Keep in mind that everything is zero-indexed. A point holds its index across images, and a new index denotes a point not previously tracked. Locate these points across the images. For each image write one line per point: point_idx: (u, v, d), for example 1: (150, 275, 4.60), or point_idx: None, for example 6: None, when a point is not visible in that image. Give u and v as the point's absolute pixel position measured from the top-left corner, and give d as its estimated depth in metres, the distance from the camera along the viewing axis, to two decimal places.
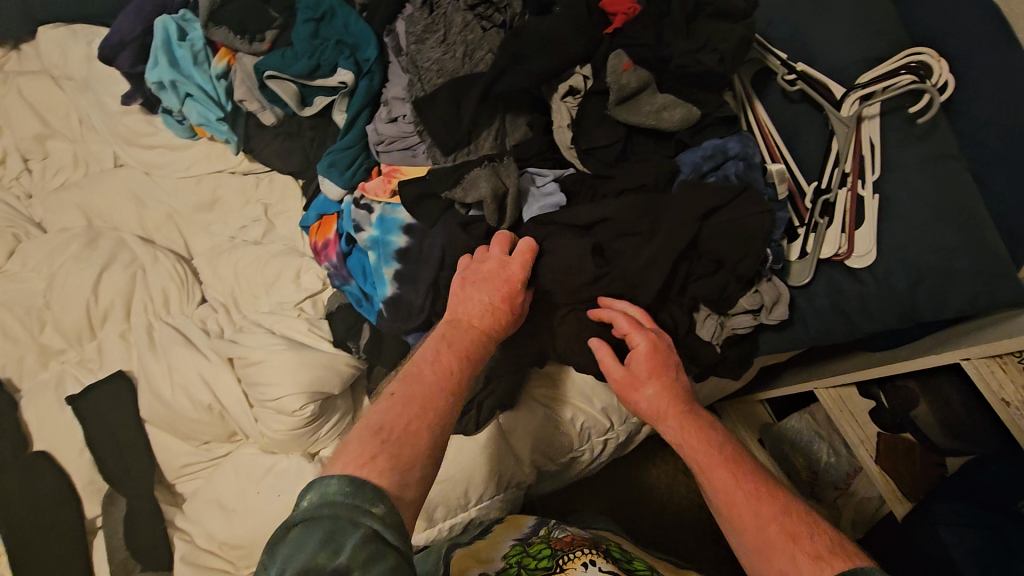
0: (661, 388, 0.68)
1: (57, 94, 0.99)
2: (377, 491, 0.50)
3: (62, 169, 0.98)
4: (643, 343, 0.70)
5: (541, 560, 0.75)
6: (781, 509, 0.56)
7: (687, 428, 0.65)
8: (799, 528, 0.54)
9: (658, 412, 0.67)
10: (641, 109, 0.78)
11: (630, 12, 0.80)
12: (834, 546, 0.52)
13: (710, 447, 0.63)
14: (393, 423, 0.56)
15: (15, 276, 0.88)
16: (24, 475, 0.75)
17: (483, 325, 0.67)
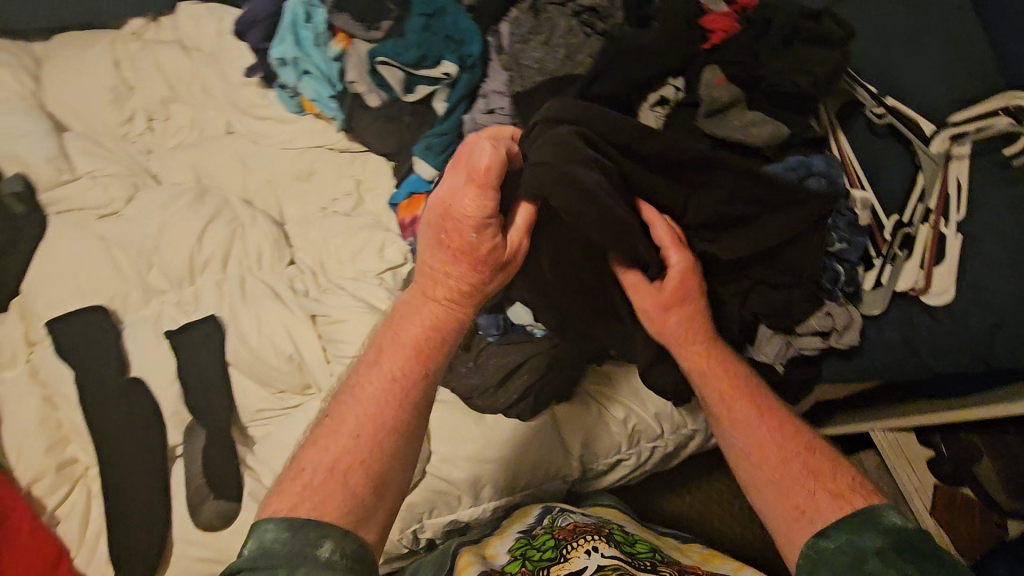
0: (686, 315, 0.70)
1: (185, 61, 1.08)
2: (319, 528, 0.54)
3: (179, 129, 1.07)
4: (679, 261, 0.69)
5: (544, 552, 0.82)
6: (801, 445, 0.64)
7: (707, 360, 0.71)
8: (823, 469, 0.62)
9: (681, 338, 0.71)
10: (728, 124, 0.80)
11: (729, 31, 0.83)
12: (853, 486, 0.60)
13: (735, 384, 0.69)
14: (323, 466, 0.58)
15: (131, 220, 0.96)
16: (119, 398, 0.81)
17: (444, 306, 0.64)
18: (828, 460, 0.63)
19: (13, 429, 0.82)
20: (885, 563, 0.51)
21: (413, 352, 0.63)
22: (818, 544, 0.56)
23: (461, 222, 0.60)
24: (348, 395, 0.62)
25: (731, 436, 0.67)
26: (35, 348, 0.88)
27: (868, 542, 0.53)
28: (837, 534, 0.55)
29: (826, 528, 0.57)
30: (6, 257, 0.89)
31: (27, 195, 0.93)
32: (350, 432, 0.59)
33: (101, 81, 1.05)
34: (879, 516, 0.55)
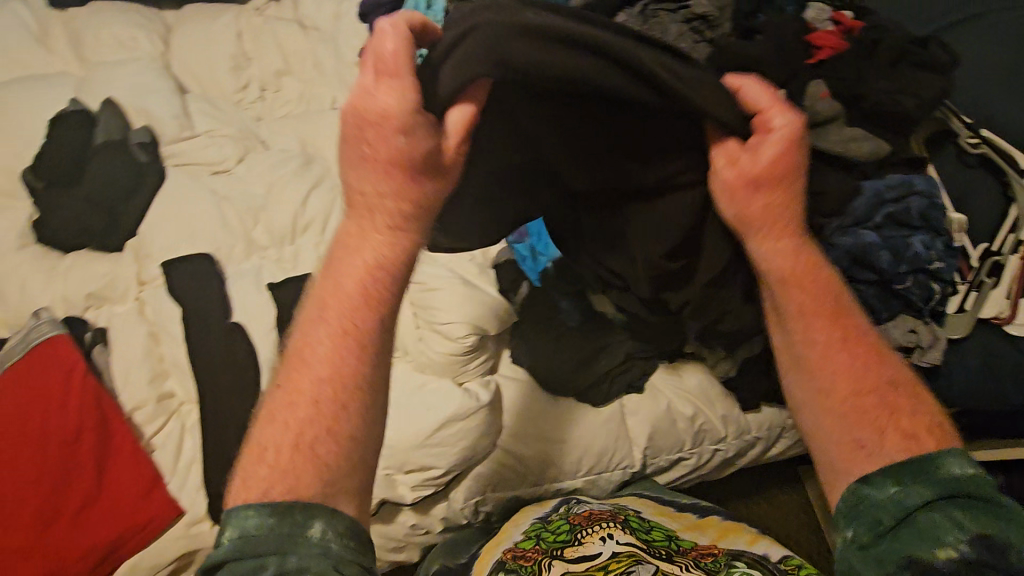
0: (774, 197, 0.57)
1: (302, 39, 1.16)
2: (307, 509, 0.49)
3: (289, 101, 1.14)
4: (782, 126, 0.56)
5: (558, 534, 0.80)
6: (885, 381, 0.57)
7: (793, 256, 0.59)
8: (900, 403, 0.56)
9: (769, 224, 0.58)
10: (830, 137, 0.82)
11: (837, 48, 0.84)
12: (929, 428, 0.55)
13: (819, 298, 0.59)
14: (287, 444, 0.50)
15: (240, 179, 1.02)
16: (222, 339, 0.87)
17: (385, 234, 0.54)
18: (905, 396, 0.57)
19: (120, 358, 0.87)
20: (935, 516, 0.50)
21: (355, 295, 0.53)
22: (861, 491, 0.54)
23: (382, 126, 0.51)
24: (299, 359, 0.53)
25: (807, 367, 0.58)
26: (144, 287, 0.94)
27: (919, 497, 0.51)
28: (890, 486, 0.53)
29: (869, 472, 0.54)
30: (130, 201, 0.96)
31: (151, 146, 1.00)
32: (311, 401, 0.51)
33: (224, 50, 1.12)
34: (936, 465, 0.53)
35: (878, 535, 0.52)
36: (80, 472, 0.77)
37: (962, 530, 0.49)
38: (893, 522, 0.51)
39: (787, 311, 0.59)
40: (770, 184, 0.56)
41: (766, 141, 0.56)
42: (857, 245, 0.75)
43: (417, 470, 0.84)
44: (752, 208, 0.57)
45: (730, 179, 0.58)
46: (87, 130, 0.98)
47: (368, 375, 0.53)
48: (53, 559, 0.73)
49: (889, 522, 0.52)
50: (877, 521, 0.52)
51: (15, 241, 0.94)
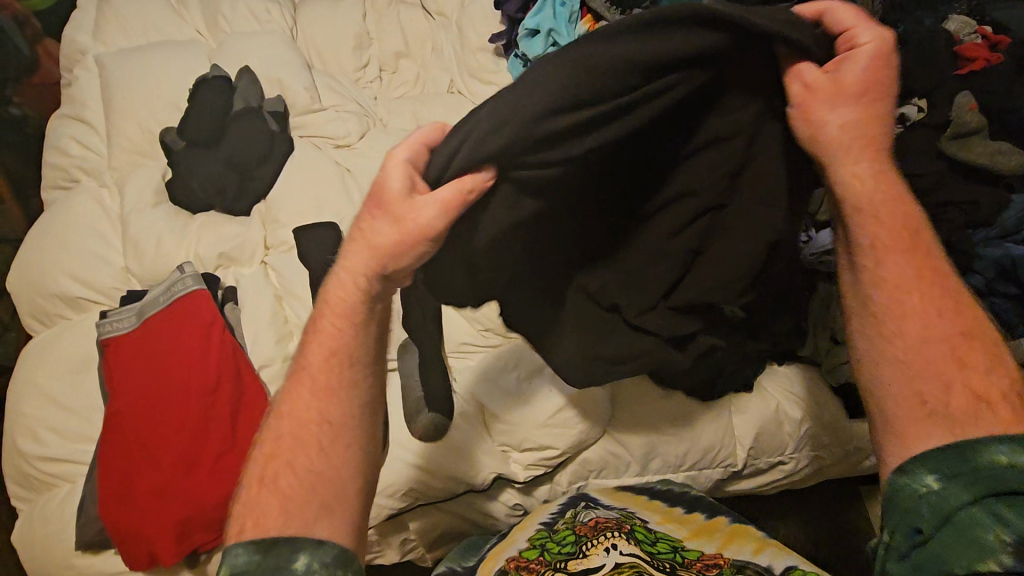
0: (861, 119, 0.49)
1: (424, 23, 1.19)
2: (292, 540, 0.47)
3: (406, 82, 1.15)
4: (869, 45, 0.47)
5: (563, 546, 0.75)
6: (958, 330, 0.49)
7: (883, 191, 0.51)
8: (967, 352, 0.48)
9: (849, 152, 0.50)
10: (973, 150, 0.82)
11: (989, 61, 0.85)
12: (1002, 386, 0.46)
13: (900, 234, 0.51)
14: (258, 470, 0.51)
15: (362, 153, 1.04)
16: None
17: (351, 277, 0.53)
18: (976, 359, 0.48)
19: (249, 318, 0.89)
20: (979, 510, 0.42)
21: (336, 325, 0.53)
22: (901, 482, 0.46)
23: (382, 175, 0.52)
24: (291, 400, 0.53)
25: (881, 313, 0.51)
26: (270, 252, 0.96)
27: (963, 487, 0.43)
28: (925, 476, 0.45)
29: (912, 454, 0.47)
30: (259, 167, 0.99)
31: (281, 116, 1.03)
32: (295, 429, 0.51)
33: (349, 28, 1.15)
34: (981, 453, 0.44)
35: (911, 530, 0.44)
36: (216, 424, 0.79)
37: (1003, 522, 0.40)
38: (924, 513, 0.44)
39: (857, 248, 0.52)
40: (858, 105, 0.48)
41: (854, 56, 0.48)
42: (1006, 257, 0.77)
43: (533, 450, 0.86)
44: (831, 136, 0.50)
45: (808, 104, 0.49)
46: (224, 96, 1.02)
47: (338, 414, 0.52)
48: (190, 503, 0.75)
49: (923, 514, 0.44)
50: (908, 511, 0.45)
51: (150, 197, 0.97)
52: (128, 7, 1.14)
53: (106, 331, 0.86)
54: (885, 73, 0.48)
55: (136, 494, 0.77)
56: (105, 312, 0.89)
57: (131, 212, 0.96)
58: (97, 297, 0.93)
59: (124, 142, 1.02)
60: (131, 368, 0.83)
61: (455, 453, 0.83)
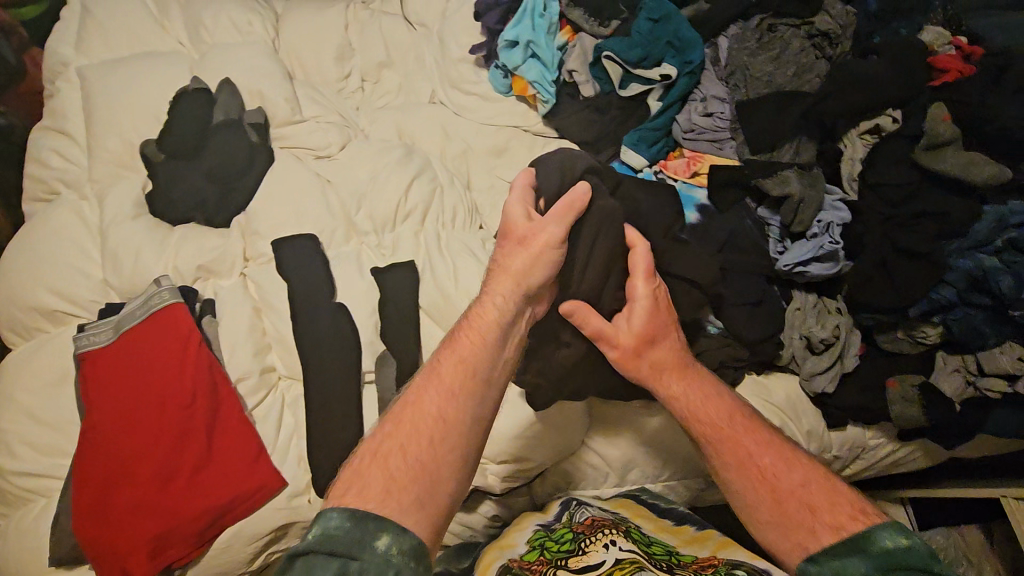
0: (665, 349, 0.72)
1: (406, 32, 1.19)
2: (379, 519, 0.52)
3: (390, 93, 1.16)
4: (642, 300, 0.72)
5: (562, 544, 0.77)
6: (795, 480, 0.62)
7: (699, 393, 0.70)
8: (819, 501, 0.61)
9: (660, 371, 0.71)
10: (949, 159, 0.81)
11: (962, 72, 0.86)
12: (853, 514, 0.59)
13: (723, 414, 0.68)
14: (370, 450, 0.58)
15: (343, 164, 1.04)
16: (328, 320, 0.88)
17: (500, 297, 0.67)
18: (830, 502, 0.61)
19: (228, 332, 0.89)
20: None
21: (471, 346, 0.64)
22: (806, 570, 0.58)
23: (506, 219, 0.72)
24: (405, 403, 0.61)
25: (736, 469, 0.64)
26: (249, 263, 0.96)
27: (855, 571, 0.55)
28: (820, 563, 0.57)
29: (812, 552, 0.58)
30: (239, 180, 0.99)
31: (263, 127, 1.03)
32: (417, 422, 0.59)
33: (332, 39, 1.15)
34: (867, 543, 0.56)
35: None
36: (190, 440, 0.79)
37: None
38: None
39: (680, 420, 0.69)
40: (651, 340, 0.71)
41: (634, 309, 0.72)
42: (977, 268, 0.77)
43: (510, 461, 0.85)
44: (641, 369, 0.71)
45: (623, 351, 0.72)
46: (206, 109, 1.02)
47: (452, 415, 0.60)
48: (165, 519, 0.75)
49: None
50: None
51: (130, 209, 0.97)
52: (109, 17, 1.14)
53: (84, 345, 0.86)
54: (657, 319, 0.72)
55: (109, 511, 0.76)
56: (82, 326, 0.89)
57: (111, 225, 0.96)
58: (76, 309, 0.94)
59: (104, 153, 1.02)
60: (106, 383, 0.83)
61: None
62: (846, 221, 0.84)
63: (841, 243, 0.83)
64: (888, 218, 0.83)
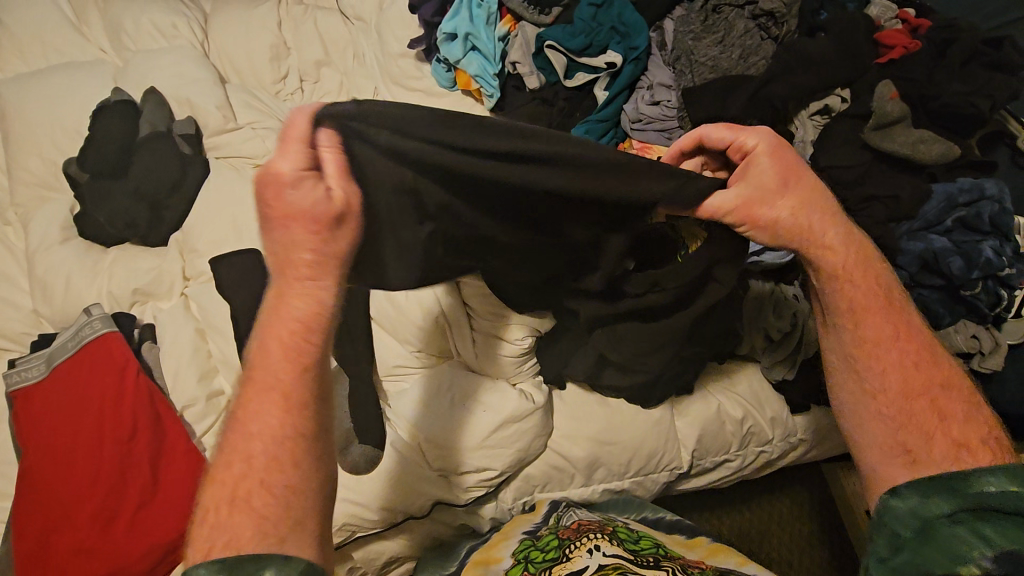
0: (793, 201, 0.57)
1: (343, 28, 1.14)
2: (258, 558, 0.43)
3: (329, 93, 1.11)
4: (760, 144, 0.57)
5: (547, 552, 0.74)
6: (933, 388, 0.55)
7: (845, 249, 0.58)
8: (951, 412, 0.54)
9: (794, 227, 0.57)
10: (896, 139, 0.79)
11: (908, 49, 0.84)
12: (977, 438, 0.52)
13: (869, 288, 0.58)
14: (237, 496, 0.45)
15: None
16: None
17: None
18: (951, 420, 0.53)
19: (168, 356, 0.85)
20: (958, 528, 0.46)
21: (287, 354, 0.47)
22: (889, 503, 0.52)
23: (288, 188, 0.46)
24: (251, 406, 0.47)
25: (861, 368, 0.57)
26: (189, 283, 0.92)
27: (947, 507, 0.49)
28: (911, 499, 0.51)
29: (898, 486, 0.52)
30: (173, 195, 0.94)
31: (194, 139, 0.98)
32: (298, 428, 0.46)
33: (264, 38, 1.10)
34: (967, 483, 0.49)
35: (896, 548, 0.49)
36: (133, 475, 0.76)
37: (988, 544, 0.44)
38: (909, 535, 0.49)
39: (831, 304, 0.59)
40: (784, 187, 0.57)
41: (750, 161, 0.58)
42: (927, 250, 0.76)
43: (472, 472, 0.82)
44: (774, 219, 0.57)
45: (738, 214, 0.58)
46: (131, 121, 0.97)
47: None
48: (107, 562, 0.72)
49: (912, 531, 0.49)
50: (894, 535, 0.50)
51: (57, 233, 0.93)
52: (20, 25, 1.07)
53: (14, 382, 0.82)
54: (782, 164, 0.57)
55: (52, 554, 0.73)
56: (13, 361, 0.85)
57: (37, 251, 0.91)
58: (7, 342, 0.89)
59: (25, 175, 0.97)
60: (41, 421, 0.79)
61: (389, 482, 0.81)
62: None
63: None
64: (842, 199, 0.81)
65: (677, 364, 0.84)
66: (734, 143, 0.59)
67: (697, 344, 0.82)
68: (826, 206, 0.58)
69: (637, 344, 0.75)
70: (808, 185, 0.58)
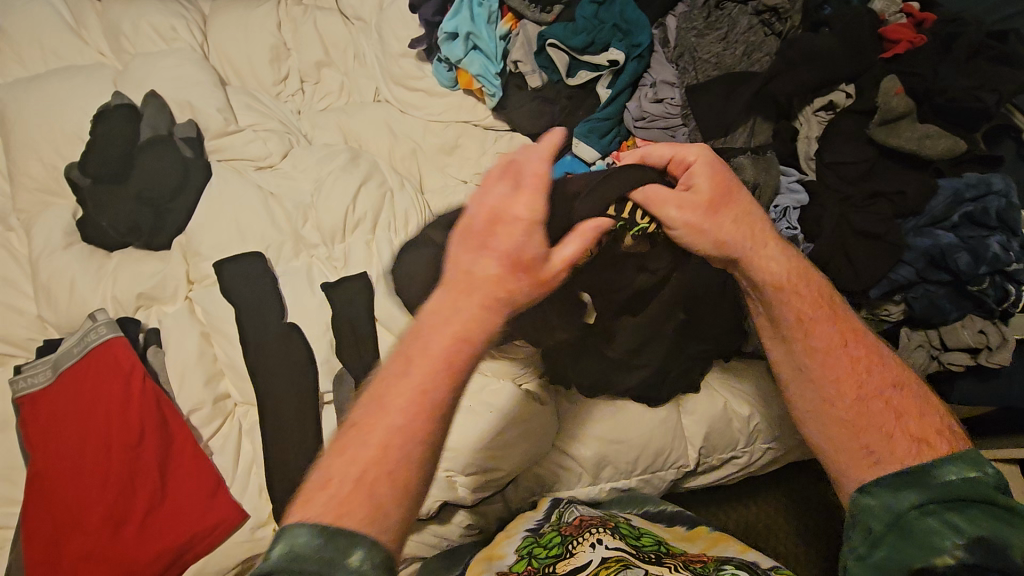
0: (734, 211, 0.62)
1: (342, 28, 1.13)
2: (352, 533, 0.43)
3: (330, 94, 1.11)
4: (698, 156, 0.62)
5: (551, 548, 0.73)
6: (885, 380, 0.57)
7: (785, 263, 0.62)
8: (909, 408, 0.55)
9: (738, 235, 0.61)
10: (903, 134, 0.79)
11: (913, 43, 0.84)
12: (933, 430, 0.54)
13: (813, 299, 0.61)
14: (351, 475, 0.45)
15: (286, 175, 0.98)
16: (278, 341, 0.83)
17: None
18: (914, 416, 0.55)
19: (173, 361, 0.85)
20: (931, 520, 0.48)
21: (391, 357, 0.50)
22: (862, 501, 0.53)
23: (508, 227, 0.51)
24: (379, 391, 0.48)
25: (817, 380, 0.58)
26: (194, 286, 0.91)
27: (913, 498, 0.50)
28: (885, 494, 0.51)
29: (865, 483, 0.53)
30: (175, 199, 0.94)
31: (196, 142, 0.98)
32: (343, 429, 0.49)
33: (264, 40, 1.09)
34: (931, 474, 0.51)
35: (873, 544, 0.50)
36: (141, 480, 0.76)
37: (958, 532, 0.47)
38: (882, 529, 0.50)
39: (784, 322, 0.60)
40: (726, 197, 0.62)
41: (693, 175, 0.62)
42: (935, 246, 0.76)
43: (480, 473, 0.82)
44: (718, 229, 0.61)
45: (685, 225, 0.61)
46: (133, 125, 0.97)
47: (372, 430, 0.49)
48: (118, 566, 0.72)
49: (883, 526, 0.50)
50: (868, 531, 0.51)
51: (60, 238, 0.92)
52: (18, 29, 1.06)
53: (21, 389, 0.82)
54: (722, 175, 0.62)
55: (62, 560, 0.73)
56: (19, 367, 0.85)
57: (40, 256, 0.91)
58: (12, 348, 0.89)
59: (28, 180, 0.97)
60: (48, 427, 0.79)
61: None
62: (803, 205, 0.82)
63: (798, 229, 0.82)
64: (846, 197, 0.81)
65: (682, 361, 0.84)
66: (677, 160, 0.64)
67: (700, 341, 0.84)
68: (763, 220, 0.63)
69: (636, 334, 0.79)
70: (741, 200, 0.63)
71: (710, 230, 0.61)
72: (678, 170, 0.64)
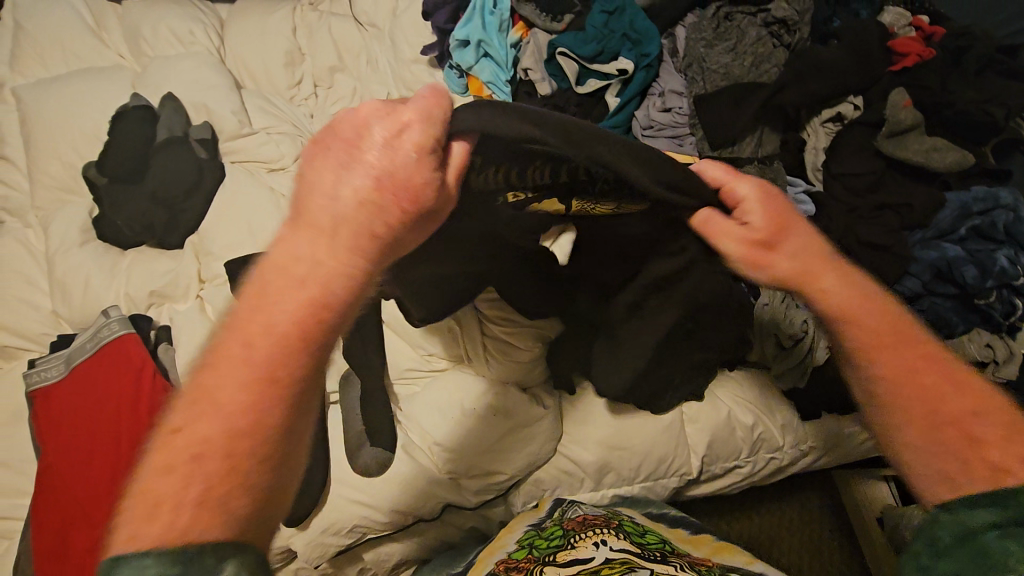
0: (800, 239, 0.52)
1: (355, 33, 1.15)
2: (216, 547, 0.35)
3: (342, 99, 1.12)
4: (750, 188, 0.51)
5: (553, 541, 0.73)
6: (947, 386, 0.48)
7: (857, 294, 0.51)
8: (987, 408, 0.47)
9: (807, 271, 0.51)
10: (909, 147, 0.79)
11: (922, 56, 0.84)
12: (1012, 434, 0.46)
13: (885, 321, 0.51)
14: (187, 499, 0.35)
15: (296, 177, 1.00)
16: None
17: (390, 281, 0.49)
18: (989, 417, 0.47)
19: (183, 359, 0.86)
20: (1012, 545, 0.41)
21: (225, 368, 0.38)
22: (939, 516, 0.46)
23: (358, 141, 0.40)
24: (204, 391, 0.38)
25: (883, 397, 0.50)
26: (205, 285, 0.92)
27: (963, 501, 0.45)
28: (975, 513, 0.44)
29: (948, 499, 0.46)
30: (189, 199, 0.95)
31: (210, 142, 1.00)
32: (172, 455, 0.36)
33: (278, 45, 1.11)
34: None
35: (937, 556, 0.45)
36: None
37: None
38: (950, 542, 0.44)
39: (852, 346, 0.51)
40: (785, 230, 0.51)
41: (749, 207, 0.51)
42: (941, 259, 0.76)
43: (482, 476, 0.83)
44: (780, 265, 0.51)
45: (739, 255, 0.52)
46: (149, 126, 0.99)
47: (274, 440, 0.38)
48: None
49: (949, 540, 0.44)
50: (936, 543, 0.45)
51: (76, 235, 0.94)
52: (40, 32, 1.09)
53: (34, 382, 0.84)
54: (779, 203, 0.52)
55: (66, 552, 0.73)
56: (34, 361, 0.87)
57: (57, 253, 0.93)
58: (26, 343, 0.91)
59: (46, 178, 0.99)
60: (60, 420, 0.81)
61: (403, 486, 0.81)
62: (811, 215, 0.82)
63: None
64: (857, 208, 0.81)
65: (685, 368, 0.84)
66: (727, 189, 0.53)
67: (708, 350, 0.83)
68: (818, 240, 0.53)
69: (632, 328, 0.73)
70: (806, 236, 0.52)
71: (765, 267, 0.51)
72: (728, 201, 0.53)
